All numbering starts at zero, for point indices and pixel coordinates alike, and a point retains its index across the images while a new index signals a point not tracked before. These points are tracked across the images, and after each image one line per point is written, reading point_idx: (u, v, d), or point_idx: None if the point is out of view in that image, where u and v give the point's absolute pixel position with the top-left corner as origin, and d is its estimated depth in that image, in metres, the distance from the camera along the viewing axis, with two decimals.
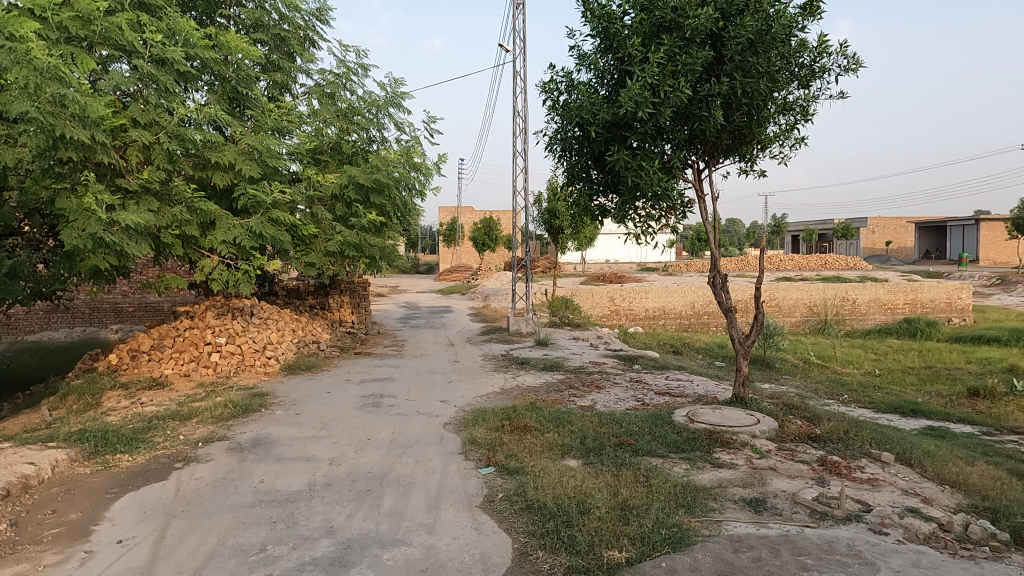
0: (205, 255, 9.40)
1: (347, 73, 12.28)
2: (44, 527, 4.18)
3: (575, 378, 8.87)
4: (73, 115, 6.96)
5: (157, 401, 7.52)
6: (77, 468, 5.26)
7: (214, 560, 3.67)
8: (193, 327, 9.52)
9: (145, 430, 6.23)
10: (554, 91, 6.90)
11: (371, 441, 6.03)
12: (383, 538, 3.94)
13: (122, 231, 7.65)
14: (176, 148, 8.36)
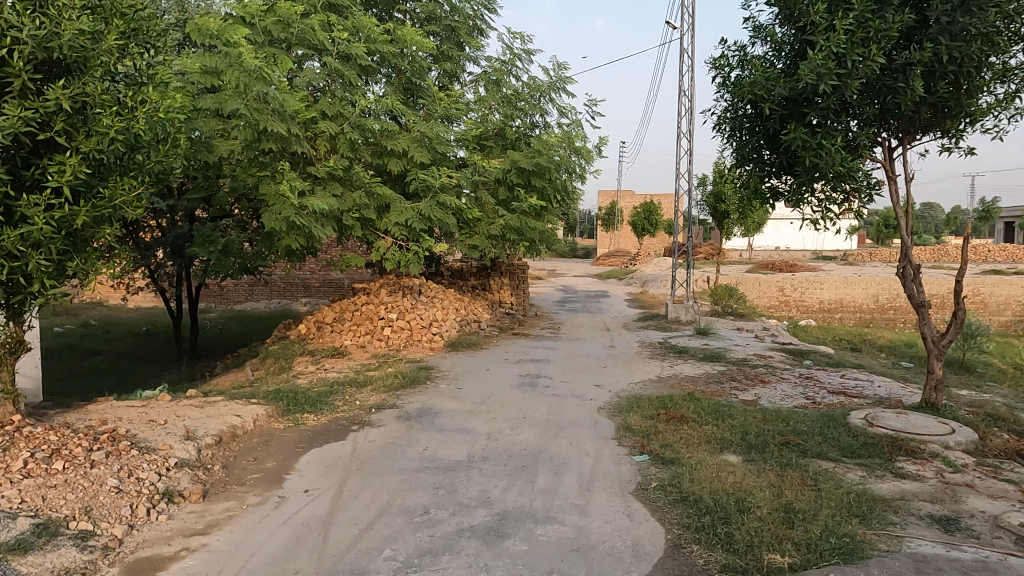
0: (381, 237, 10.06)
1: (512, 59, 12.51)
2: (247, 471, 4.81)
3: (737, 370, 8.45)
4: (274, 111, 7.78)
5: (338, 368, 8.31)
6: (273, 423, 5.96)
7: (384, 517, 4.00)
8: (369, 302, 10.33)
9: (328, 394, 6.92)
10: (724, 67, 6.55)
11: (527, 419, 6.20)
12: (537, 514, 4.05)
13: (310, 214, 8.47)
14: (358, 137, 9.04)
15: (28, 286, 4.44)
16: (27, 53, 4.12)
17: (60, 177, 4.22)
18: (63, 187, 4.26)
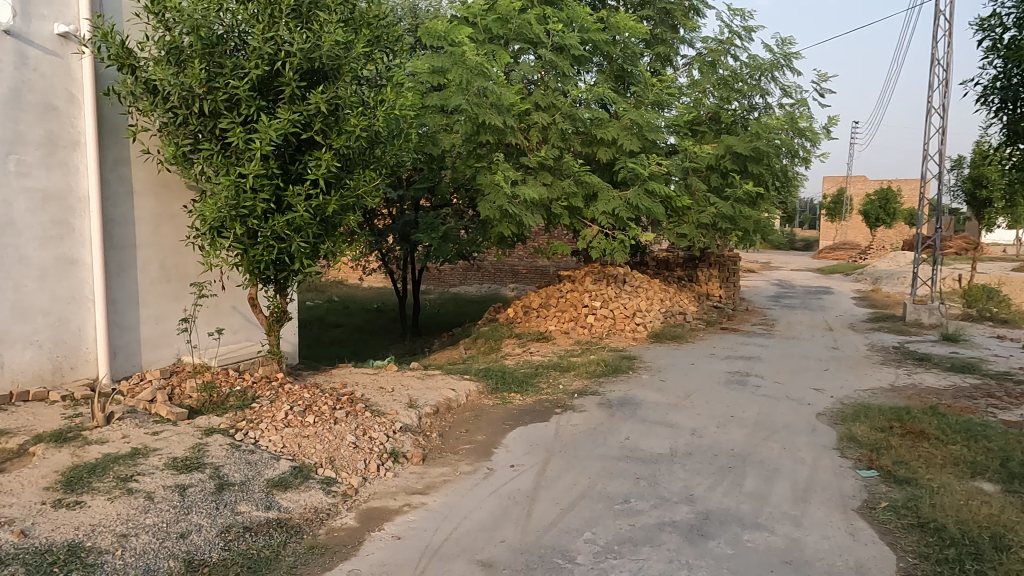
0: (588, 225, 10.15)
1: (731, 38, 11.81)
2: (460, 441, 5.19)
3: (997, 385, 7.19)
4: (492, 104, 8.21)
5: (543, 351, 8.62)
6: (483, 399, 6.35)
7: (585, 500, 4.07)
8: (574, 289, 10.51)
9: (533, 376, 7.20)
10: (996, 27, 5.55)
11: (735, 418, 5.88)
12: (744, 518, 3.83)
13: (522, 203, 8.83)
14: (569, 127, 9.20)
15: (291, 264, 5.20)
16: (297, 65, 4.82)
17: (318, 170, 4.88)
18: (320, 178, 4.92)
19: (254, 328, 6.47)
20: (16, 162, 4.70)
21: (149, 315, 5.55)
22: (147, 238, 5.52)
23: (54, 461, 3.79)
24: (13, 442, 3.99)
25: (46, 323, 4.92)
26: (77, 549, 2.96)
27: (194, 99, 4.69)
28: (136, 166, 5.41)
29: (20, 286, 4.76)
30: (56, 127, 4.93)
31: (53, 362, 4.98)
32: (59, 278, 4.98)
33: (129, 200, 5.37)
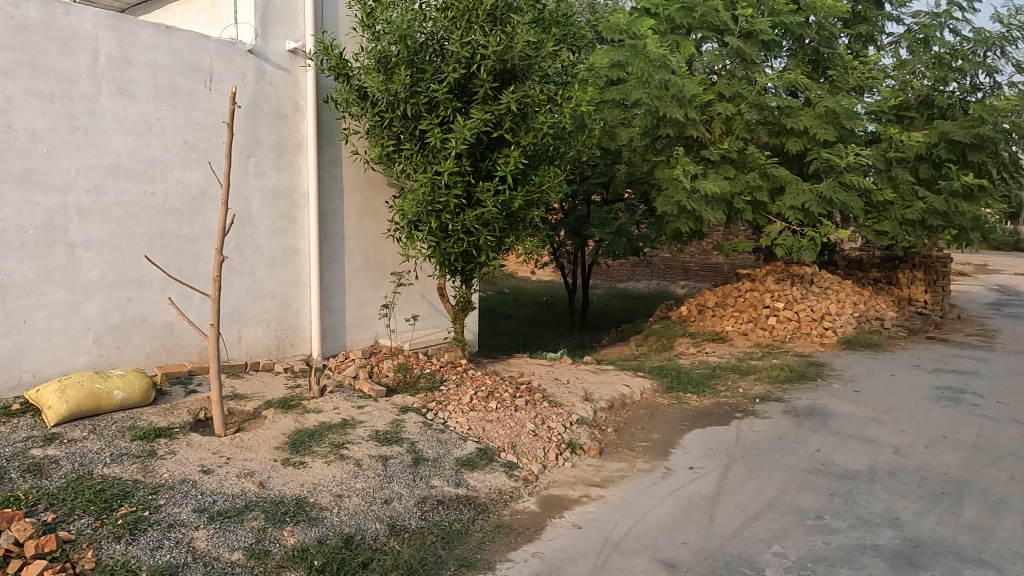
0: (772, 221, 9.54)
1: (950, 10, 10.45)
2: (636, 438, 5.16)
3: None
4: (673, 97, 8.04)
5: (719, 353, 8.29)
6: (658, 398, 6.26)
7: (772, 511, 3.86)
8: (754, 289, 9.88)
9: (709, 377, 6.95)
10: None
11: (947, 439, 5.24)
12: (964, 552, 3.41)
13: (702, 198, 8.55)
14: (755, 117, 8.71)
15: (478, 257, 5.46)
16: (491, 66, 5.06)
17: (506, 167, 5.08)
18: (508, 175, 5.12)
19: (441, 316, 6.92)
20: (254, 163, 5.42)
21: (353, 300, 6.16)
22: (354, 231, 6.11)
23: (281, 424, 4.34)
24: (250, 405, 4.63)
25: (273, 304, 5.64)
26: (303, 503, 3.38)
27: (399, 103, 5.10)
28: (346, 165, 6.01)
29: (254, 272, 5.50)
30: (285, 132, 5.62)
31: (278, 338, 5.70)
32: (283, 265, 5.68)
33: (340, 196, 5.99)
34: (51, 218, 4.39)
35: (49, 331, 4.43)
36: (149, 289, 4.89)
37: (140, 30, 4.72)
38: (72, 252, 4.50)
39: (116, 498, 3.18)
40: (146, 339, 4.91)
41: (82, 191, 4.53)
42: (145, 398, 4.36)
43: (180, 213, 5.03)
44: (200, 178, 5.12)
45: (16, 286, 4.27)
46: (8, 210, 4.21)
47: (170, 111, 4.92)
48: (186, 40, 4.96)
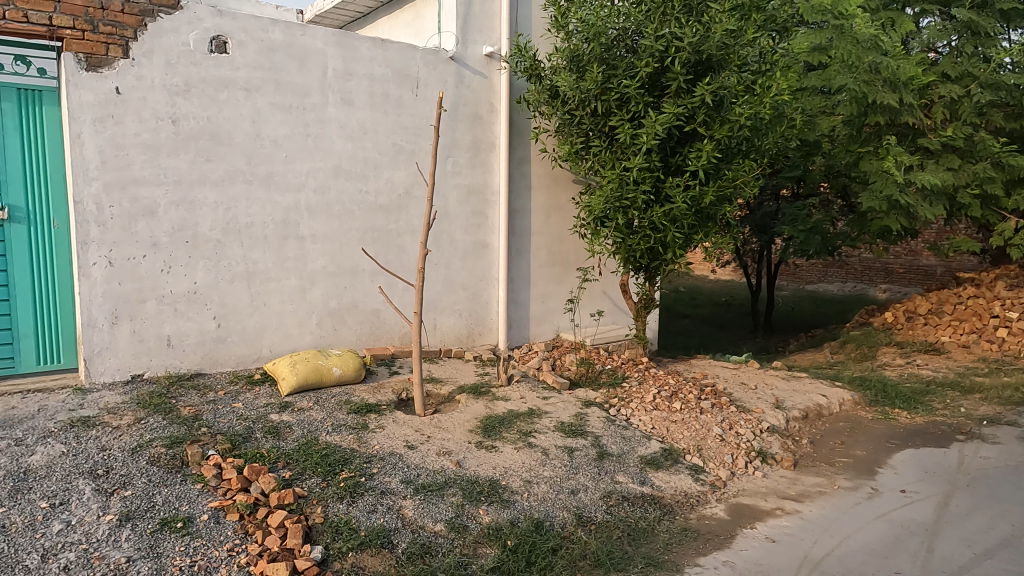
0: (1007, 218, 8.26)
1: None
2: (835, 453, 4.76)
3: None
4: (885, 81, 7.30)
5: (933, 366, 7.37)
6: (860, 411, 5.72)
7: (1009, 550, 3.37)
8: (979, 295, 8.66)
9: (923, 392, 6.20)
10: None
11: None
12: None
13: (917, 192, 7.67)
14: (989, 98, 7.59)
15: (664, 254, 5.37)
16: (685, 58, 4.94)
17: (698, 162, 4.95)
18: (700, 170, 4.98)
19: (622, 313, 6.92)
20: (452, 163, 5.78)
21: (538, 294, 6.36)
22: (540, 227, 6.30)
23: (473, 409, 4.61)
24: (444, 389, 4.97)
25: (465, 295, 5.99)
26: (496, 485, 3.55)
27: (590, 100, 5.17)
28: (535, 164, 6.22)
29: (450, 265, 5.88)
30: (480, 133, 5.94)
31: (468, 328, 6.05)
32: (475, 259, 6.01)
33: (528, 193, 6.21)
34: (287, 214, 5.04)
35: (283, 313, 5.09)
36: (361, 279, 5.43)
37: (360, 45, 5.24)
38: (302, 244, 5.13)
39: (338, 463, 3.58)
40: (358, 324, 5.47)
41: (311, 191, 5.13)
42: (357, 376, 4.86)
43: (389, 209, 5.52)
44: (406, 177, 5.58)
45: (259, 273, 4.96)
46: (255, 208, 4.90)
47: (383, 117, 5.41)
48: (398, 51, 5.42)
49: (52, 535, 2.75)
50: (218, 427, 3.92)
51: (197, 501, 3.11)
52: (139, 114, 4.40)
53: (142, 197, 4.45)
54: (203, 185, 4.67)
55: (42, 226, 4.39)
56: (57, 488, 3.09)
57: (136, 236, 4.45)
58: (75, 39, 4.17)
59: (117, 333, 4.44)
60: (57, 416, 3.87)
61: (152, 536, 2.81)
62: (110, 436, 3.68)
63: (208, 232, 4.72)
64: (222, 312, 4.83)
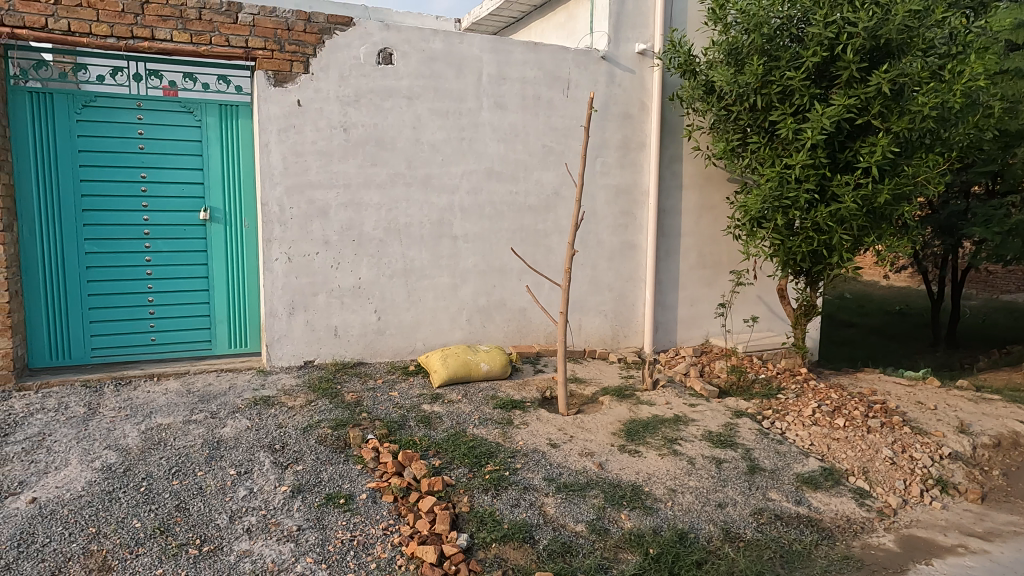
0: None
1: None
2: None
3: None
4: None
5: None
6: None
7: None
8: None
9: None
10: None
11: None
12: None
13: None
14: None
15: (829, 258, 4.97)
16: (859, 45, 4.54)
17: (872, 157, 4.53)
18: (873, 166, 4.56)
19: (778, 320, 6.51)
20: (601, 163, 5.76)
21: (687, 297, 6.16)
22: (691, 228, 6.10)
23: (617, 411, 4.56)
24: (588, 390, 4.96)
25: (611, 296, 5.95)
26: (639, 491, 3.49)
27: (749, 94, 4.91)
28: (687, 162, 6.03)
29: (596, 265, 5.86)
30: (631, 132, 5.86)
31: (613, 329, 6.00)
32: (622, 260, 5.94)
33: (679, 193, 6.03)
34: (442, 215, 5.29)
35: (436, 309, 5.36)
36: (509, 277, 5.58)
37: (514, 49, 5.36)
38: (455, 243, 5.36)
39: (484, 456, 3.70)
40: (505, 321, 5.62)
41: (465, 192, 5.35)
42: (504, 372, 4.99)
43: (537, 210, 5.62)
44: (555, 178, 5.65)
45: (416, 270, 5.25)
46: (414, 209, 5.20)
47: (534, 119, 5.51)
48: (550, 53, 5.48)
49: (238, 499, 3.11)
50: (376, 413, 4.21)
51: (357, 481, 3.36)
52: (316, 124, 4.84)
53: (317, 199, 4.89)
54: (368, 187, 5.03)
55: (236, 225, 4.98)
56: (243, 459, 3.48)
57: (311, 234, 4.90)
58: (266, 59, 4.65)
59: (294, 322, 4.92)
60: (243, 394, 4.36)
61: (319, 508, 3.08)
62: (285, 415, 4.08)
63: (372, 231, 5.08)
64: (382, 306, 5.18)
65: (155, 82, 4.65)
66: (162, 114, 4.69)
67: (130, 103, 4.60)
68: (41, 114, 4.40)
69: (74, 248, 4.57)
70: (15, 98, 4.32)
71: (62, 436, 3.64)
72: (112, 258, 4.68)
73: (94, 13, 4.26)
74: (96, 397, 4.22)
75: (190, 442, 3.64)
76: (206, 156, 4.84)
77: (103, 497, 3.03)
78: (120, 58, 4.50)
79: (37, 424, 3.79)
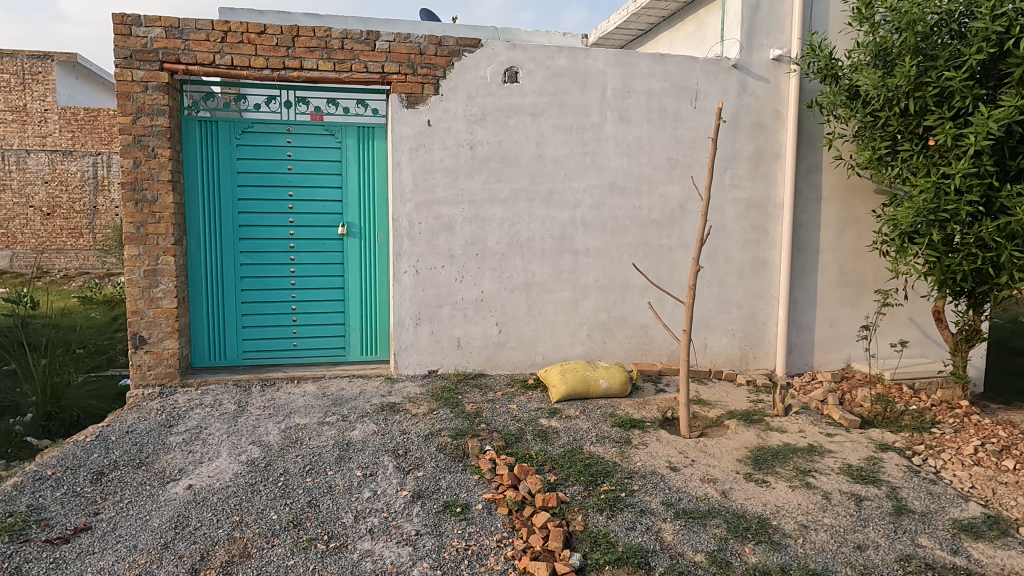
0: None
1: None
2: None
3: None
4: None
5: None
6: None
7: None
8: None
9: None
10: None
11: None
12: None
13: None
14: None
15: (997, 277, 4.41)
16: None
17: None
18: None
19: (934, 345, 5.88)
20: (730, 176, 5.52)
21: (826, 318, 5.73)
22: (831, 244, 5.67)
23: (743, 437, 4.31)
24: (713, 413, 4.74)
25: (740, 315, 5.66)
26: (766, 524, 3.26)
27: (900, 98, 4.50)
28: (828, 173, 5.62)
29: (724, 282, 5.60)
30: (764, 142, 5.57)
31: (742, 350, 5.71)
32: (752, 276, 5.64)
33: (818, 206, 5.63)
34: (564, 229, 5.30)
35: (557, 323, 5.36)
36: (631, 293, 5.47)
37: (640, 62, 5.29)
38: (576, 258, 5.35)
39: (600, 475, 3.64)
40: (626, 338, 5.51)
41: (587, 207, 5.33)
42: (624, 390, 4.89)
43: (662, 224, 5.47)
44: (681, 192, 5.48)
45: (537, 284, 5.29)
46: (536, 223, 5.25)
47: (660, 132, 5.39)
48: (677, 64, 5.35)
49: (363, 500, 3.27)
50: (495, 424, 4.28)
51: (474, 491, 3.42)
52: (445, 142, 5.04)
53: (443, 215, 5.08)
54: (492, 203, 5.16)
55: (370, 239, 5.28)
56: (369, 461, 3.67)
57: (437, 248, 5.09)
58: (399, 82, 4.92)
59: (419, 332, 5.12)
60: (372, 400, 4.60)
61: (437, 515, 3.16)
62: (409, 422, 4.25)
63: (496, 245, 5.19)
64: (503, 319, 5.26)
65: (303, 107, 5.05)
66: (308, 137, 5.09)
67: (281, 127, 5.04)
68: (207, 140, 4.93)
69: (231, 259, 5.06)
70: (187, 126, 4.88)
71: (215, 430, 4.02)
72: (262, 269, 5.14)
73: (253, 48, 4.70)
74: (245, 396, 4.63)
75: (323, 442, 3.89)
76: (344, 175, 5.19)
77: (247, 488, 3.31)
78: (274, 87, 4.94)
79: (196, 418, 4.22)
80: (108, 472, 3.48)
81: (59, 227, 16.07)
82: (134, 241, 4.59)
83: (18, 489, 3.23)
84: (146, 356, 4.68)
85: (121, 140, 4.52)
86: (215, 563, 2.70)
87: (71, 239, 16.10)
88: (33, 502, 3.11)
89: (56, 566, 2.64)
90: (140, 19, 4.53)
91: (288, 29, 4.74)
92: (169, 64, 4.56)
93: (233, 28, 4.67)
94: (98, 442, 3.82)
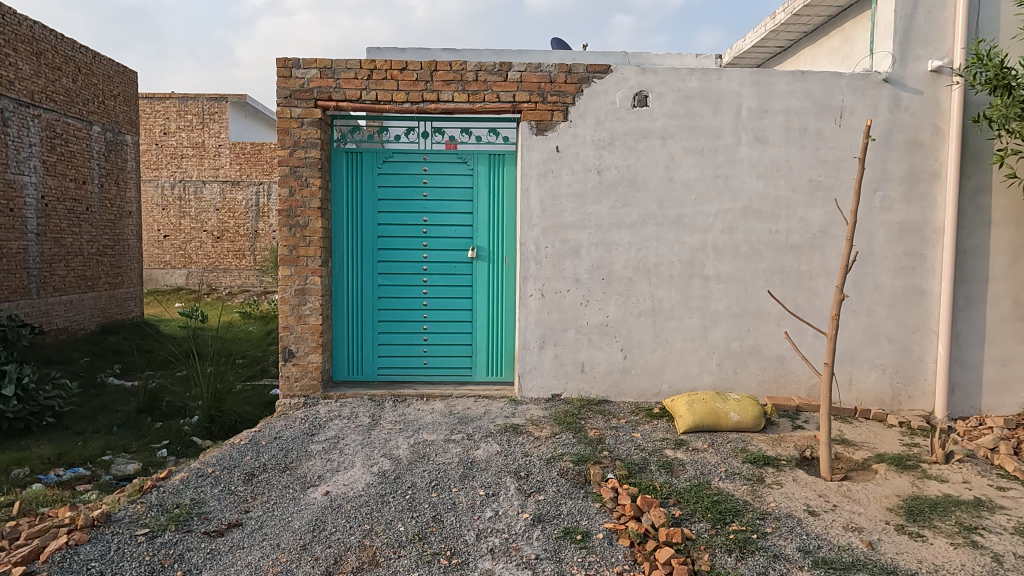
0: None
1: None
2: None
3: None
4: None
5: None
6: None
7: None
8: None
9: None
10: None
11: None
12: None
13: None
14: None
15: None
16: None
17: None
18: None
19: None
20: (881, 198, 5.12)
21: (996, 355, 5.11)
22: (1003, 272, 5.06)
23: (895, 484, 3.92)
24: (859, 455, 4.35)
25: (891, 348, 5.19)
26: None
27: None
28: (999, 194, 5.05)
29: (874, 313, 5.16)
30: (920, 161, 5.11)
31: (893, 387, 5.21)
32: (907, 307, 5.16)
33: (987, 230, 5.06)
34: (693, 254, 5.15)
35: (684, 351, 5.19)
36: (766, 321, 5.18)
37: (778, 80, 5.06)
38: (706, 284, 5.16)
39: (729, 513, 3.45)
40: (761, 369, 5.22)
41: (719, 231, 5.15)
42: (757, 425, 4.62)
43: (801, 249, 5.16)
44: (823, 215, 5.15)
45: (665, 311, 5.16)
46: (664, 248, 5.14)
47: (800, 153, 5.11)
48: (820, 80, 5.07)
49: (485, 519, 3.32)
50: (617, 452, 4.20)
51: (595, 518, 3.36)
52: (573, 167, 5.09)
53: (570, 239, 5.12)
54: (619, 227, 5.13)
55: (498, 262, 5.42)
56: (492, 481, 3.73)
57: (564, 272, 5.12)
58: (530, 110, 5.05)
59: (544, 356, 5.16)
60: (496, 420, 4.68)
61: (556, 541, 3.14)
62: (531, 444, 4.28)
63: (622, 270, 5.14)
64: (629, 345, 5.18)
65: (439, 137, 5.32)
66: (443, 165, 5.35)
67: (419, 156, 5.34)
68: (353, 170, 5.33)
69: (370, 280, 5.40)
70: (336, 157, 5.30)
71: (351, 441, 4.27)
72: (397, 289, 5.43)
73: (395, 83, 5.03)
74: (379, 410, 4.88)
75: (449, 459, 4.01)
76: (475, 200, 5.38)
77: (377, 499, 3.48)
78: (413, 119, 5.25)
79: (334, 429, 4.50)
80: (258, 474, 3.80)
81: (226, 249, 17.96)
82: (288, 262, 5.03)
83: (184, 483, 3.61)
84: (293, 368, 5.07)
85: (280, 171, 4.99)
86: (347, 567, 2.86)
87: (235, 259, 17.92)
88: (195, 496, 3.47)
89: (212, 557, 2.91)
90: (299, 63, 5.01)
91: (428, 65, 5.03)
92: (322, 102, 5.00)
93: (379, 66, 5.02)
94: (251, 445, 4.19)
